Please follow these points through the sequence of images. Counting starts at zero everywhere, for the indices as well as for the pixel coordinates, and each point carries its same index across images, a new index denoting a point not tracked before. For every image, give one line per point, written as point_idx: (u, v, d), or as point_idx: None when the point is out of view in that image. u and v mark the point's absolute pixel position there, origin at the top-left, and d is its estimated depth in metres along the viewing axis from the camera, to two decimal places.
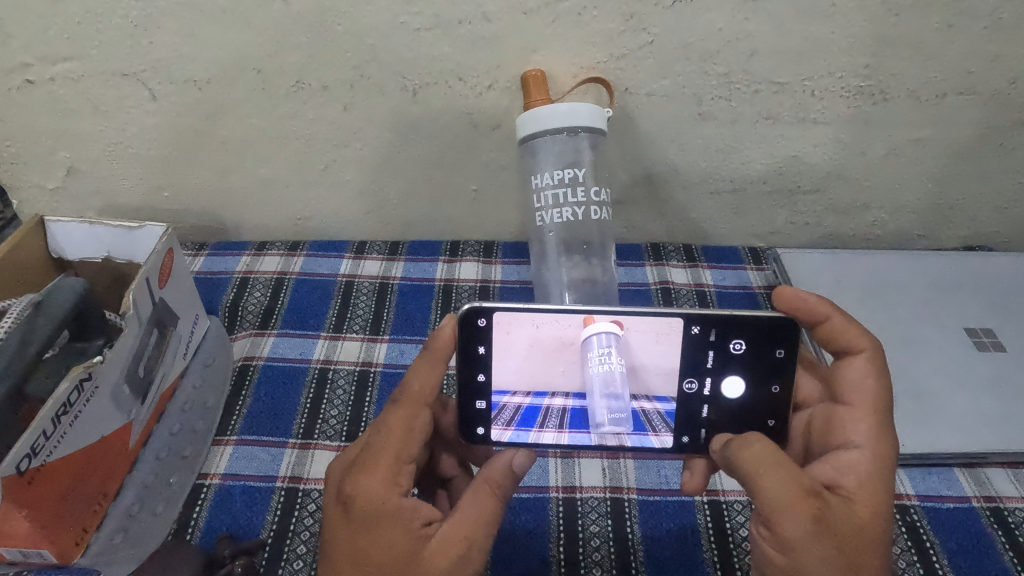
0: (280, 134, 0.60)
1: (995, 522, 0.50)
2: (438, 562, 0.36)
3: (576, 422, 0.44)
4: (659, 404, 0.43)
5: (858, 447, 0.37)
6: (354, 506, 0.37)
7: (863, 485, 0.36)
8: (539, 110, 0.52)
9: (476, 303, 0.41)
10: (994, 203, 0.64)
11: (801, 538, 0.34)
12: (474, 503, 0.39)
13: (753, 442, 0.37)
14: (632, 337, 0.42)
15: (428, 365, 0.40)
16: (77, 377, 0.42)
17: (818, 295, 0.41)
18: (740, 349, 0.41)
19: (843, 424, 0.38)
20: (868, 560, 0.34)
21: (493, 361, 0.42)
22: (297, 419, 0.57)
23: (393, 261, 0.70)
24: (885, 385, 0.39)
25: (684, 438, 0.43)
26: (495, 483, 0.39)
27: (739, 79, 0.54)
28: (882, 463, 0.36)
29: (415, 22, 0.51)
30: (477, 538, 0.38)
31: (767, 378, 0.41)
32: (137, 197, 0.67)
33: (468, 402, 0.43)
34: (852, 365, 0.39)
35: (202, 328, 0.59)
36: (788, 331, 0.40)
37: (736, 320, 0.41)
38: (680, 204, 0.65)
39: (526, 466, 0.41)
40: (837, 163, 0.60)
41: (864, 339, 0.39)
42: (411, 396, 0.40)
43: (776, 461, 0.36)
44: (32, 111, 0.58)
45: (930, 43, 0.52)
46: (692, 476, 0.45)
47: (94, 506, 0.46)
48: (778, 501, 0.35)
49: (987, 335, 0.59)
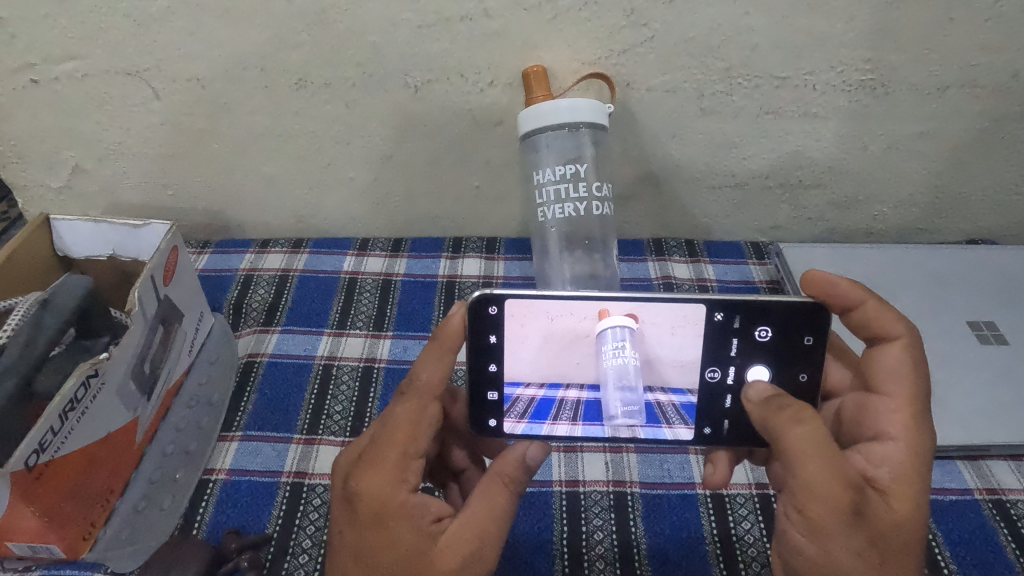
0: (283, 133, 0.60)
1: (998, 515, 0.50)
2: (450, 560, 0.37)
3: (589, 415, 0.45)
4: (674, 396, 0.43)
5: (893, 439, 0.37)
6: (359, 504, 0.37)
7: (896, 479, 0.36)
8: (541, 107, 0.52)
9: (488, 290, 0.41)
10: (995, 196, 0.64)
11: (831, 529, 0.34)
12: (488, 499, 0.39)
13: (804, 419, 0.36)
14: (648, 330, 0.43)
15: (436, 356, 0.40)
16: (83, 373, 0.42)
17: (850, 278, 0.40)
18: (765, 337, 0.41)
19: (878, 412, 0.38)
20: (896, 551, 0.35)
21: (505, 351, 0.43)
22: (301, 415, 0.58)
23: (396, 257, 0.70)
24: (921, 373, 0.38)
25: (706, 430, 0.43)
26: (508, 477, 0.40)
27: (740, 73, 0.54)
28: (917, 456, 0.36)
29: (417, 19, 0.52)
30: (489, 536, 0.38)
31: (794, 365, 0.41)
32: (141, 196, 0.67)
33: (479, 392, 0.43)
34: (887, 353, 0.39)
35: (207, 324, 0.61)
36: (816, 318, 0.40)
37: (761, 306, 0.41)
38: (681, 198, 0.66)
39: (539, 459, 0.41)
40: (838, 157, 0.61)
41: (900, 325, 0.39)
42: (418, 388, 0.40)
43: (823, 446, 0.35)
44: (37, 110, 0.59)
45: (930, 36, 0.52)
46: (716, 469, 0.45)
47: (101, 501, 0.47)
48: (809, 489, 0.35)
49: (990, 328, 0.59)
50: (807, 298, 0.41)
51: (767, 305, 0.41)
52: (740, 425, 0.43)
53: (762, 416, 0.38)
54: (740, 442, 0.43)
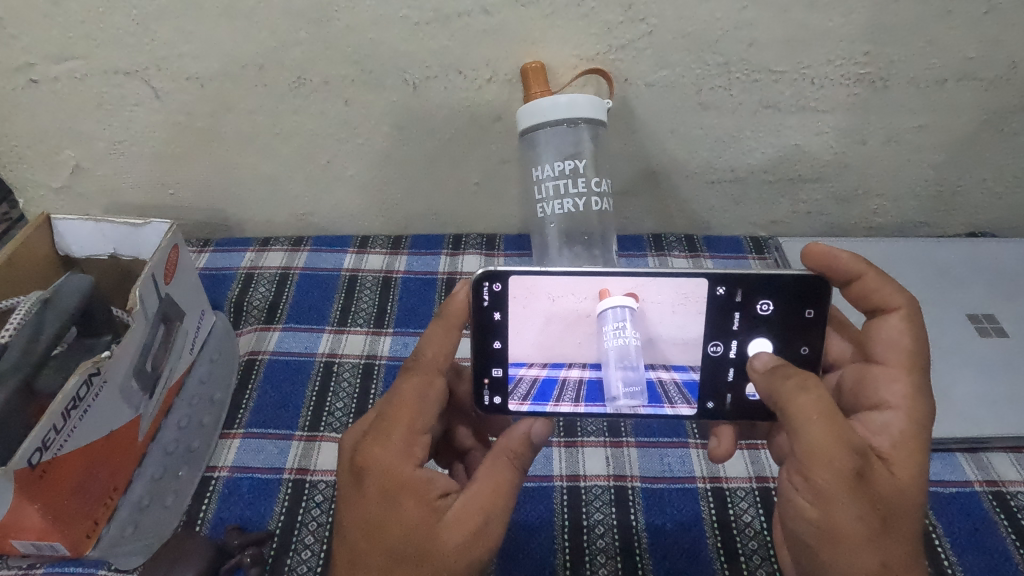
0: (282, 131, 0.60)
1: (997, 505, 0.50)
2: (456, 534, 0.37)
3: (591, 395, 0.45)
4: (676, 373, 0.43)
5: (893, 408, 0.37)
6: (367, 476, 0.38)
7: (896, 447, 0.36)
8: (539, 103, 0.53)
9: (491, 267, 0.41)
10: (995, 189, 0.64)
11: (840, 497, 0.34)
12: (492, 472, 0.39)
13: (810, 388, 0.36)
14: (649, 309, 0.43)
15: (443, 333, 0.41)
16: (85, 373, 0.42)
17: (851, 251, 0.40)
18: (767, 310, 0.41)
19: (877, 382, 0.39)
20: (899, 519, 0.35)
21: (509, 329, 0.43)
22: (303, 411, 0.58)
23: (396, 254, 0.70)
24: (921, 343, 0.38)
25: (710, 404, 0.43)
26: (514, 454, 0.40)
27: (738, 68, 0.54)
28: (917, 425, 0.37)
29: (414, 16, 0.52)
30: (495, 509, 0.38)
31: (796, 339, 0.41)
32: (141, 195, 0.67)
33: (485, 369, 0.44)
34: (887, 324, 0.39)
35: (207, 325, 0.61)
36: (817, 290, 0.41)
37: (763, 279, 0.41)
38: (680, 193, 0.66)
39: (543, 436, 0.42)
40: (838, 151, 0.61)
41: (899, 296, 0.39)
42: (423, 364, 0.40)
43: (831, 414, 0.35)
44: (37, 110, 0.59)
45: (928, 29, 0.52)
46: (720, 441, 0.45)
47: (105, 499, 0.47)
48: (820, 458, 0.34)
49: (989, 320, 0.60)
50: (806, 271, 0.41)
51: (770, 278, 0.41)
52: (740, 398, 0.43)
53: (767, 387, 0.38)
54: (742, 416, 0.43)
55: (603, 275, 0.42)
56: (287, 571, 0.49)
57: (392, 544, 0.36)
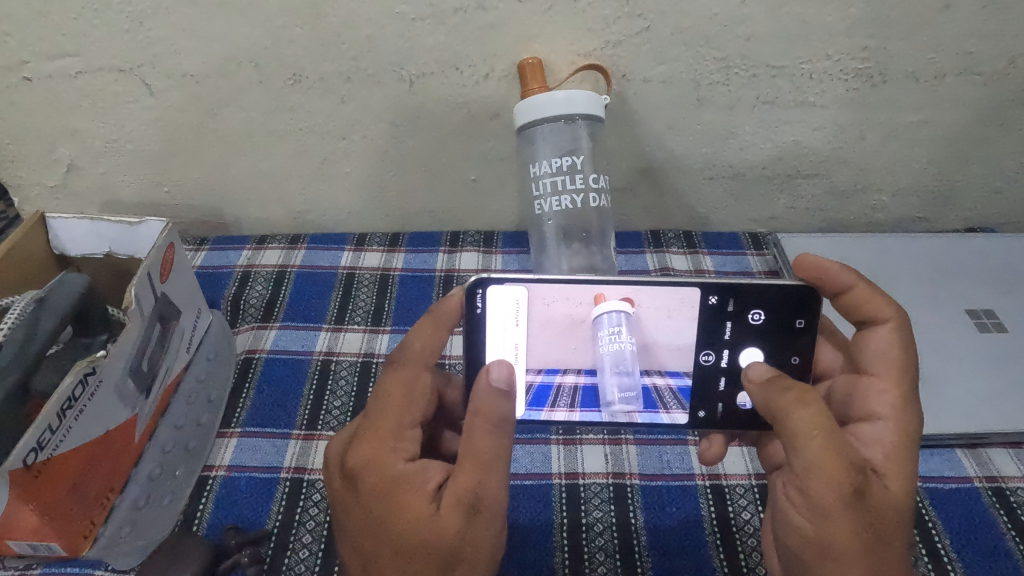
0: (278, 129, 0.60)
1: (997, 502, 0.50)
2: (449, 519, 0.36)
3: (586, 401, 0.45)
4: (671, 380, 0.44)
5: (882, 419, 0.37)
6: (359, 478, 0.37)
7: (889, 459, 0.36)
8: (537, 99, 0.52)
9: (482, 275, 0.42)
10: (995, 184, 0.64)
11: (832, 511, 0.34)
12: (470, 446, 0.38)
13: (810, 402, 0.35)
14: (643, 314, 0.43)
15: (432, 329, 0.41)
16: (81, 371, 0.42)
17: (842, 264, 0.41)
18: (758, 320, 0.42)
19: (866, 393, 0.38)
20: (890, 531, 0.35)
21: (500, 336, 0.43)
22: (299, 411, 0.58)
23: (393, 252, 0.70)
24: (910, 353, 0.39)
25: (700, 413, 0.43)
26: (487, 415, 0.38)
27: (736, 63, 0.54)
28: (905, 436, 0.36)
29: (410, 12, 0.51)
30: (485, 484, 0.37)
31: (785, 349, 0.42)
32: (138, 193, 0.67)
33: (474, 378, 0.43)
34: (877, 336, 0.39)
35: (202, 325, 0.58)
36: (808, 301, 0.41)
37: (755, 289, 0.41)
38: (680, 189, 0.65)
39: (506, 377, 0.39)
40: (837, 146, 0.60)
41: (889, 308, 0.39)
42: (410, 357, 0.40)
43: (825, 426, 0.34)
44: (31, 108, 0.58)
45: (927, 23, 0.51)
46: (711, 446, 0.47)
47: (101, 500, 0.46)
48: (810, 468, 0.34)
49: (989, 316, 0.59)
50: (797, 280, 0.41)
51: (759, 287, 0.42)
52: (732, 408, 0.43)
53: (764, 398, 0.37)
54: (731, 424, 0.43)
55: (596, 280, 0.43)
56: (286, 570, 0.49)
57: (389, 547, 0.36)
